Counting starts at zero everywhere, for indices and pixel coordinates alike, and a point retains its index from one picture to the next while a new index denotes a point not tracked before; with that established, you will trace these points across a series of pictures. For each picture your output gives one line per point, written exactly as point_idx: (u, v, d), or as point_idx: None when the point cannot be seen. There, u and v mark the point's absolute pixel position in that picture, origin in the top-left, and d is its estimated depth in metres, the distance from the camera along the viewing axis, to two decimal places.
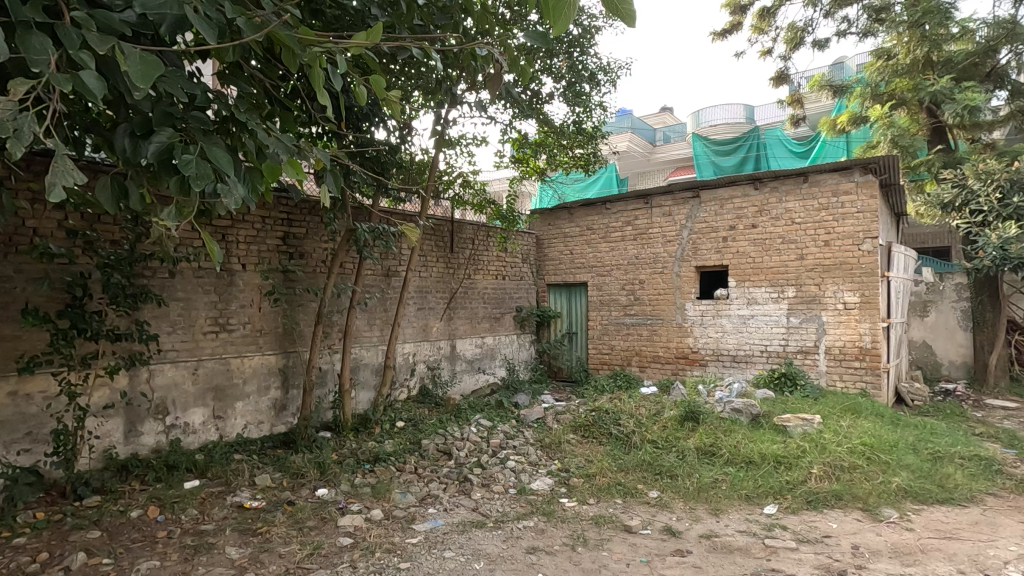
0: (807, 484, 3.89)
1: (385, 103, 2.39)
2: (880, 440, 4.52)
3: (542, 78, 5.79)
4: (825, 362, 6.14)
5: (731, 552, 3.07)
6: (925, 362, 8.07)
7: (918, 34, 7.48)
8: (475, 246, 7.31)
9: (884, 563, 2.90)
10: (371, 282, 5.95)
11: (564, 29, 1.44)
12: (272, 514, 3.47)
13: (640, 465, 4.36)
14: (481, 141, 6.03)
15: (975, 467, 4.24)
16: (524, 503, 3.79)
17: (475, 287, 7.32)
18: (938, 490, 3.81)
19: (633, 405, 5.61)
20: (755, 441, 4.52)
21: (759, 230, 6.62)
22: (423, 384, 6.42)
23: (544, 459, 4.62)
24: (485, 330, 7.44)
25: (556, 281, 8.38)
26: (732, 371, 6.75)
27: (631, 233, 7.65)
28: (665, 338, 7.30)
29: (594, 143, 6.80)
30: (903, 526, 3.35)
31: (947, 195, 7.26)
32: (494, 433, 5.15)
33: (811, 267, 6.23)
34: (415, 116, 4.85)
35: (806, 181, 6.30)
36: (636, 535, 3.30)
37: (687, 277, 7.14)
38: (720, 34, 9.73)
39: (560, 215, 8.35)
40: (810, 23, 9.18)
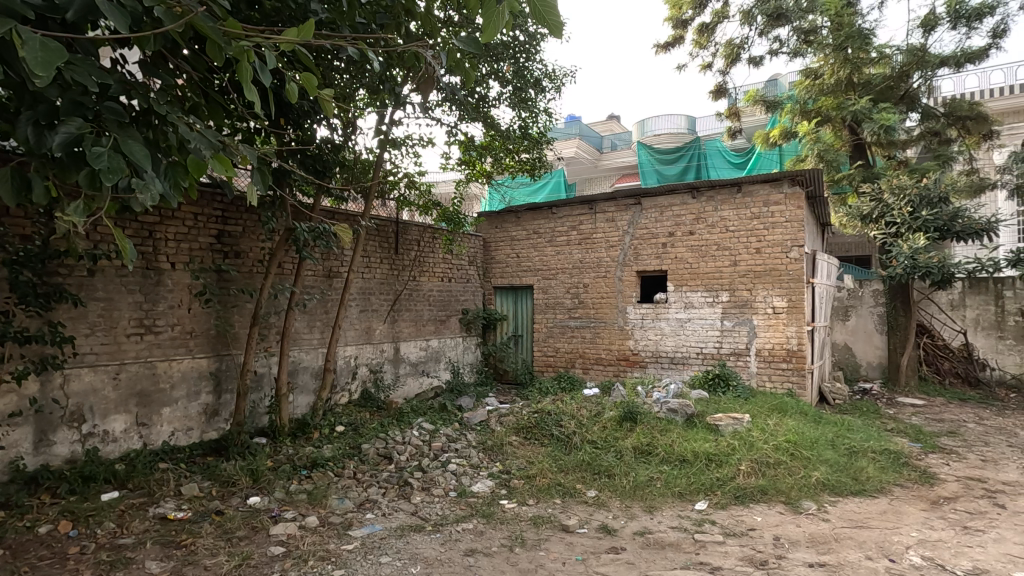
0: (735, 480, 4.09)
1: (319, 103, 2.34)
2: (803, 437, 4.78)
3: (489, 81, 5.80)
4: (755, 363, 6.46)
5: (663, 547, 3.18)
6: (847, 363, 8.63)
7: (841, 57, 8.10)
8: (420, 247, 7.25)
9: (802, 552, 3.08)
10: (311, 283, 5.79)
11: (493, 37, 1.73)
12: (199, 525, 3.32)
13: (580, 464, 4.45)
14: (427, 142, 6.01)
15: (885, 460, 4.57)
16: (463, 505, 3.80)
17: (420, 289, 7.25)
18: (852, 483, 4.08)
19: (575, 406, 5.71)
20: (689, 440, 4.69)
21: (696, 237, 6.89)
22: (365, 388, 6.30)
23: (486, 461, 4.63)
24: (430, 332, 7.38)
25: (502, 283, 8.42)
26: (670, 372, 7.00)
27: (576, 237, 7.79)
28: (608, 340, 7.48)
29: (539, 148, 6.86)
30: (820, 517, 3.58)
31: (866, 208, 7.80)
32: (436, 436, 5.10)
33: (744, 273, 6.55)
34: (359, 115, 4.79)
35: (739, 192, 6.61)
36: (573, 534, 3.36)
37: (628, 281, 7.35)
38: (663, 47, 10.10)
39: (507, 218, 8.39)
40: (745, 41, 9.66)
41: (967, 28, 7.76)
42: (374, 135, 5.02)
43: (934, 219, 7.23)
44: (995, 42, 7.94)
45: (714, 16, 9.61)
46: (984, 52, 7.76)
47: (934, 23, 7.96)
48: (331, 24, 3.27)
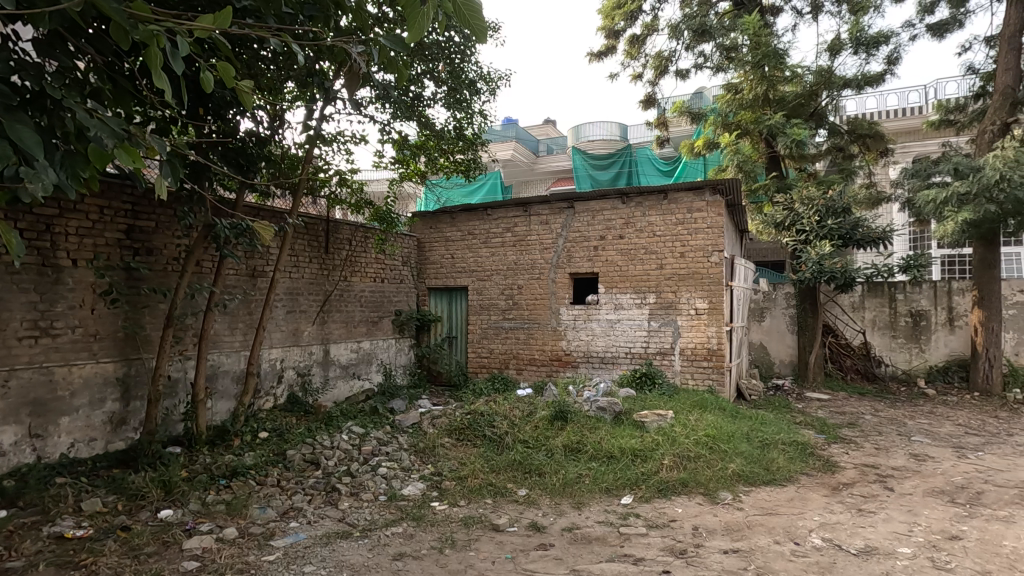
0: (659, 473, 4.26)
1: (236, 95, 2.23)
2: (721, 432, 5.05)
3: (424, 81, 5.76)
4: (679, 362, 6.78)
5: (590, 542, 3.27)
6: (762, 361, 9.22)
7: (759, 74, 8.62)
8: (352, 247, 7.06)
9: (718, 540, 3.26)
10: (233, 283, 5.50)
11: (419, 36, 1.73)
12: (101, 543, 3.08)
13: (511, 464, 4.49)
14: (360, 139, 5.88)
15: (793, 451, 4.92)
16: (393, 509, 3.74)
17: (351, 289, 7.07)
18: (764, 473, 4.37)
19: (508, 406, 5.75)
20: (616, 437, 4.84)
21: (626, 241, 7.13)
22: (292, 392, 6.07)
23: (417, 464, 4.58)
24: (362, 334, 7.20)
25: (436, 283, 8.35)
26: (601, 371, 7.20)
27: (510, 239, 7.85)
28: (541, 341, 7.59)
29: (474, 149, 6.85)
30: (735, 506, 3.80)
31: (780, 216, 8.37)
32: (367, 440, 4.98)
33: (669, 276, 6.86)
34: (287, 108, 4.63)
35: (666, 199, 6.92)
36: (503, 533, 3.40)
37: (561, 283, 7.50)
38: (596, 55, 10.39)
39: (442, 219, 8.33)
40: (673, 54, 10.11)
41: (866, 54, 8.51)
42: (303, 130, 4.86)
43: (838, 227, 7.86)
44: (890, 69, 8.75)
45: (644, 29, 10.01)
46: (880, 77, 8.55)
47: (839, 48, 8.67)
48: (254, 13, 3.12)
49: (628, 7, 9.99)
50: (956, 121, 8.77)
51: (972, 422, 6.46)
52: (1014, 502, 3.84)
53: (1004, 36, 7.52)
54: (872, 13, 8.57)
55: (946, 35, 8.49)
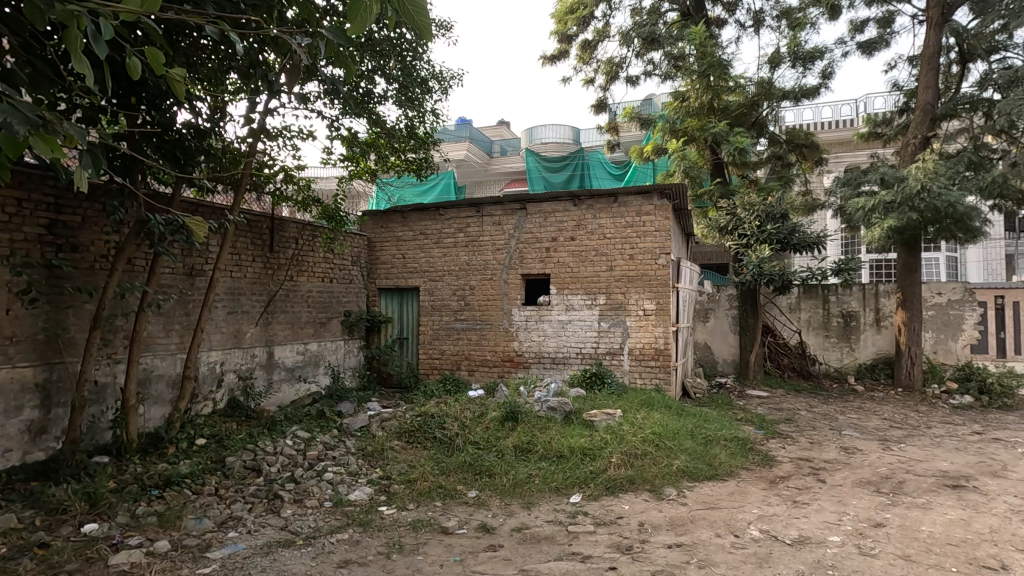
0: (607, 472, 4.33)
1: (169, 83, 2.12)
2: (666, 429, 5.18)
3: (375, 77, 5.65)
4: (627, 362, 6.93)
5: (539, 541, 3.29)
6: (706, 360, 9.54)
7: (705, 83, 8.93)
8: (299, 246, 6.84)
9: (663, 535, 3.35)
10: (168, 282, 5.22)
11: (361, 29, 1.68)
12: (15, 562, 2.85)
13: (461, 466, 4.46)
14: (307, 135, 5.72)
15: (734, 446, 5.11)
16: (339, 515, 3.64)
17: (297, 289, 6.84)
18: (707, 468, 4.52)
19: (458, 407, 5.70)
20: (566, 436, 4.89)
21: (577, 243, 7.23)
22: (232, 396, 5.81)
23: (365, 468, 4.48)
24: (309, 336, 6.99)
25: (387, 283, 8.21)
26: (552, 372, 7.27)
27: (462, 240, 7.81)
28: (493, 342, 7.58)
29: (426, 148, 6.77)
30: (679, 502, 3.92)
31: (723, 221, 8.69)
32: (313, 444, 4.82)
33: (619, 277, 7.00)
34: (229, 100, 4.44)
35: (616, 202, 7.06)
36: (452, 535, 3.37)
37: (513, 284, 7.52)
38: (549, 59, 10.51)
39: (393, 218, 8.19)
40: (623, 61, 10.35)
41: (803, 68, 8.96)
42: (245, 124, 4.67)
43: (777, 232, 8.22)
44: (825, 83, 9.25)
45: (596, 35, 10.19)
46: (816, 90, 9.03)
47: (779, 61, 9.09)
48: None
49: (581, 12, 10.14)
50: (883, 134, 9.36)
51: (896, 416, 6.91)
52: (931, 490, 4.12)
53: (925, 56, 8.08)
54: (809, 28, 9.03)
55: (874, 53, 9.06)
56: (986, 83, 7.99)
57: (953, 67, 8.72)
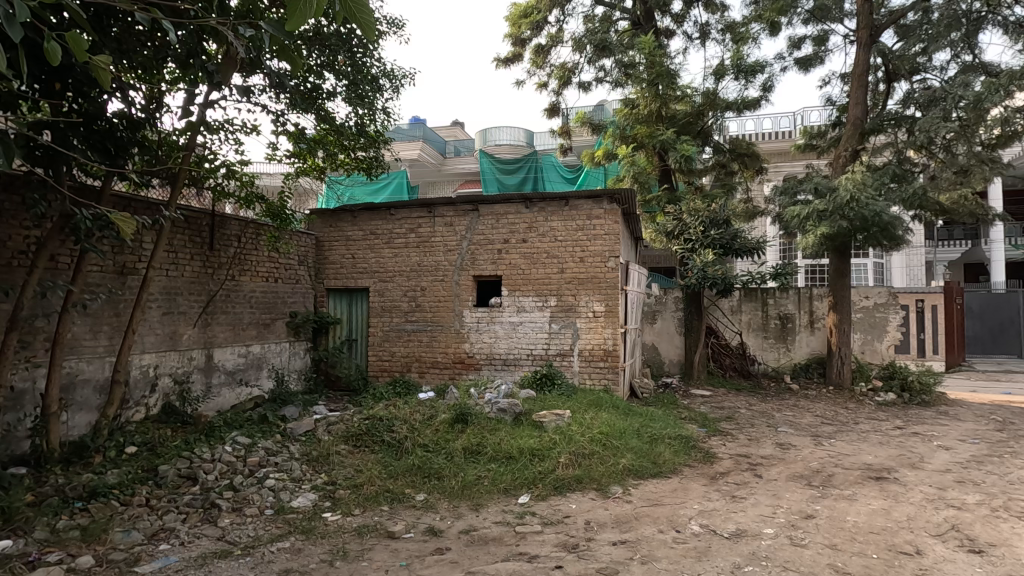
0: (555, 472, 4.38)
1: (92, 71, 2.02)
2: (613, 429, 5.28)
3: (324, 73, 5.53)
4: (578, 363, 7.04)
5: (487, 542, 3.29)
6: (653, 361, 9.79)
7: (653, 92, 9.19)
8: (242, 244, 6.58)
9: (608, 532, 3.42)
10: (96, 281, 4.92)
11: (299, 25, 1.65)
12: None
13: (410, 469, 4.40)
14: (251, 130, 5.52)
15: (678, 444, 5.28)
16: (280, 523, 3.53)
17: (239, 289, 6.58)
18: (652, 466, 4.65)
19: (408, 410, 5.63)
20: (516, 437, 4.91)
21: (528, 245, 7.28)
22: (167, 401, 5.53)
23: (310, 474, 4.36)
24: (251, 337, 6.73)
25: (335, 284, 8.01)
26: (503, 373, 7.29)
27: (414, 240, 7.72)
28: (444, 344, 7.53)
29: (377, 147, 6.67)
30: (624, 499, 4.01)
31: (670, 226, 8.95)
32: (254, 450, 4.63)
33: (570, 280, 7.10)
34: (165, 89, 4.23)
35: (567, 205, 7.16)
36: (398, 540, 3.32)
37: (465, 286, 7.50)
38: (503, 61, 10.55)
39: (342, 217, 8.00)
40: (575, 66, 10.52)
41: (746, 80, 9.35)
42: (183, 117, 4.46)
43: (720, 237, 8.54)
44: (765, 95, 9.69)
45: (549, 40, 10.32)
46: (757, 102, 9.45)
47: (723, 73, 9.46)
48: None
49: (534, 17, 10.24)
50: (817, 145, 9.89)
51: (827, 413, 7.32)
52: (857, 482, 4.39)
53: (855, 74, 8.60)
54: (751, 43, 9.43)
55: (810, 69, 9.57)
56: (908, 101, 8.58)
57: (880, 85, 9.32)
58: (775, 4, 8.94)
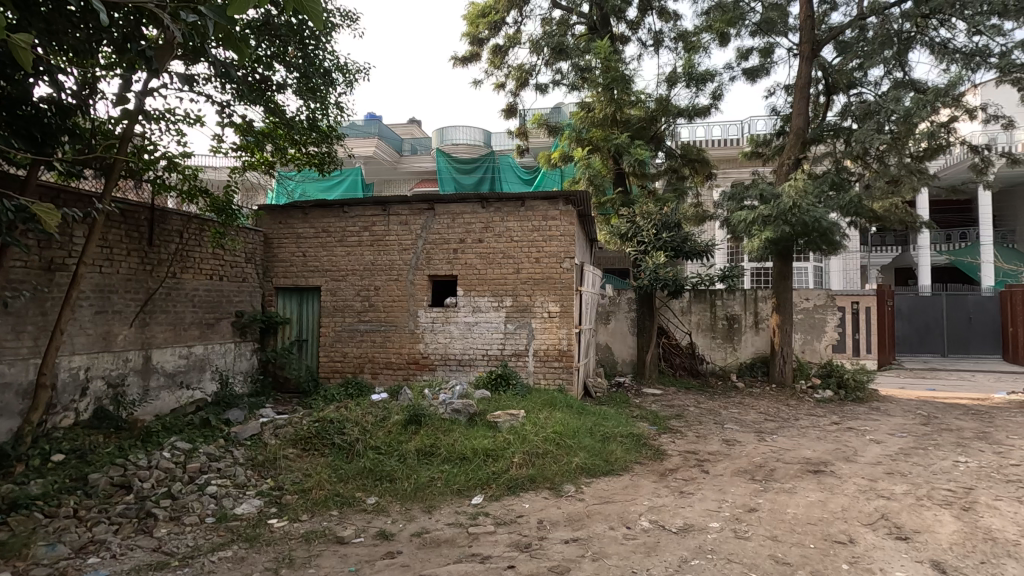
0: (509, 472, 4.38)
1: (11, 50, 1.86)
2: (567, 428, 5.33)
3: (274, 64, 5.35)
4: (532, 363, 7.08)
5: (439, 544, 3.26)
6: (607, 360, 9.96)
7: (608, 96, 9.35)
8: (184, 240, 6.28)
9: (560, 531, 3.45)
10: (19, 277, 4.59)
11: (241, 12, 1.59)
12: None
13: (361, 472, 4.31)
14: (195, 120, 5.27)
15: (629, 442, 5.39)
16: (222, 531, 3.38)
17: (180, 287, 6.28)
18: (604, 464, 4.73)
19: (360, 412, 5.51)
20: (470, 438, 4.88)
21: (484, 245, 7.27)
22: (99, 406, 5.20)
23: (255, 479, 4.20)
24: (193, 338, 6.43)
25: (285, 283, 7.76)
26: (458, 374, 7.25)
27: (367, 239, 7.57)
28: (398, 344, 7.42)
29: (329, 142, 6.50)
30: (577, 497, 4.06)
31: (624, 228, 9.13)
32: (195, 456, 4.42)
33: (525, 280, 7.13)
34: (100, 75, 3.99)
35: (523, 206, 7.18)
36: (348, 545, 3.24)
37: (420, 285, 7.41)
38: (461, 60, 10.50)
39: (293, 214, 7.75)
40: (533, 68, 10.58)
41: (696, 88, 9.64)
42: (119, 104, 4.21)
43: (671, 240, 8.78)
44: (715, 103, 10.02)
45: (507, 40, 10.34)
46: (707, 110, 9.76)
47: (675, 80, 9.72)
48: None
49: (492, 17, 10.23)
50: (763, 153, 10.30)
51: (770, 410, 7.63)
52: (797, 476, 4.60)
53: (798, 86, 9.01)
54: (702, 52, 9.73)
55: (757, 80, 9.95)
56: (846, 114, 9.06)
57: (821, 98, 9.80)
58: (724, 16, 9.25)
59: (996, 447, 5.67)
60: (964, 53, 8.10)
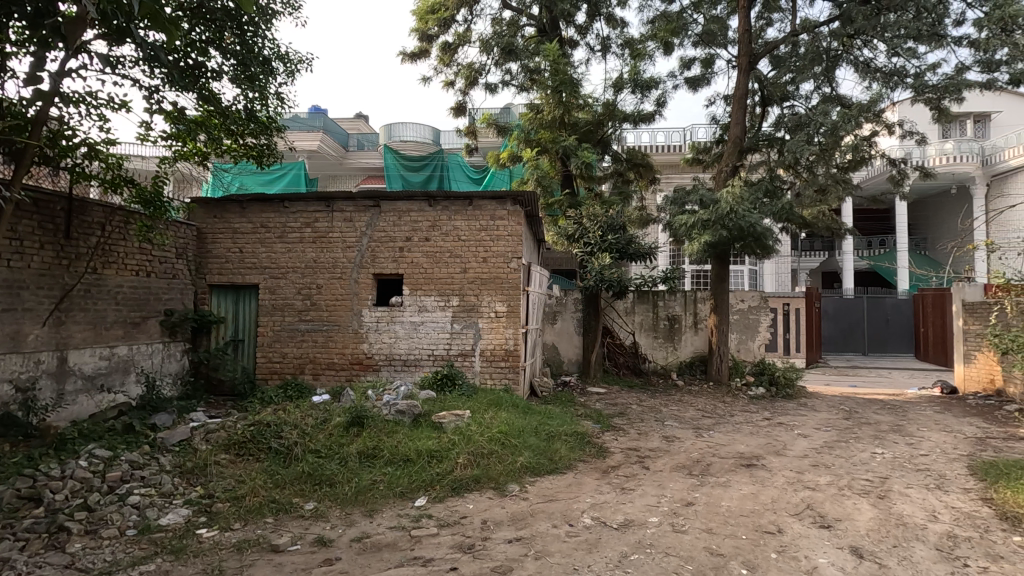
0: (453, 472, 4.34)
1: None
2: (512, 428, 5.34)
3: (208, 49, 5.08)
4: (478, 363, 7.06)
5: (380, 549, 3.18)
6: (553, 360, 10.05)
7: (557, 99, 9.46)
8: (106, 233, 5.87)
9: (504, 531, 3.44)
10: None
11: None
12: None
13: (298, 477, 4.15)
14: (119, 105, 4.93)
15: (573, 440, 5.46)
16: (145, 544, 3.18)
17: (102, 283, 5.86)
18: (548, 463, 4.77)
19: (299, 414, 5.31)
20: (414, 439, 4.81)
21: (431, 243, 7.19)
22: (6, 413, 4.77)
23: (183, 487, 3.97)
24: (116, 338, 6.01)
25: (219, 280, 7.39)
26: (402, 374, 7.13)
27: (309, 235, 7.32)
28: (341, 344, 7.21)
29: (268, 134, 6.24)
30: (520, 497, 4.07)
31: (571, 229, 9.25)
32: (115, 464, 4.13)
33: (472, 280, 7.11)
34: (9, 51, 3.66)
35: (471, 205, 7.15)
36: (283, 554, 3.12)
37: (364, 284, 7.24)
38: (409, 56, 10.35)
39: (229, 208, 7.38)
40: (482, 67, 10.56)
41: (642, 94, 9.89)
42: (31, 84, 3.87)
43: (616, 242, 8.97)
44: (659, 110, 10.31)
45: (456, 38, 10.27)
46: (651, 116, 10.03)
47: (622, 86, 9.94)
48: None
49: (441, 14, 10.13)
50: (703, 160, 10.70)
51: (707, 407, 7.93)
52: (731, 470, 4.79)
53: (735, 96, 9.41)
54: (647, 60, 9.99)
55: (699, 89, 10.32)
56: (779, 125, 9.55)
57: (757, 108, 10.27)
58: (668, 26, 9.54)
59: (908, 438, 6.12)
60: (884, 72, 8.71)
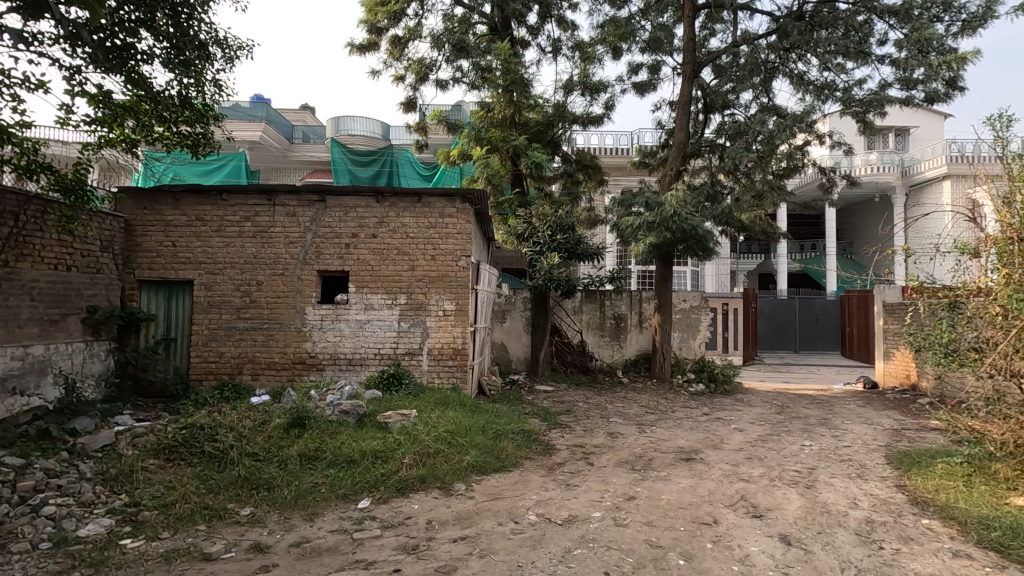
0: (398, 473, 4.28)
1: None
2: (459, 426, 5.31)
3: (138, 30, 4.78)
4: (426, 362, 6.99)
5: (320, 554, 3.09)
6: (502, 359, 10.07)
7: (507, 98, 9.47)
8: (21, 223, 5.42)
9: (449, 530, 3.42)
10: None
11: None
12: None
13: (234, 482, 3.97)
14: (37, 85, 4.57)
15: (520, 438, 5.49)
16: (61, 558, 2.96)
17: (16, 277, 5.41)
18: (494, 461, 4.78)
19: (235, 416, 5.08)
20: (358, 440, 4.70)
21: (378, 240, 7.05)
22: None
23: (106, 496, 3.73)
24: (31, 337, 5.56)
25: (150, 276, 6.97)
26: (347, 374, 6.96)
27: (249, 229, 7.02)
28: (282, 343, 6.96)
29: (205, 122, 5.92)
30: (466, 496, 4.06)
31: (520, 228, 9.29)
32: (28, 474, 3.82)
33: (420, 278, 7.03)
34: None
35: (419, 202, 7.06)
36: (216, 562, 2.98)
37: (308, 281, 7.02)
38: (357, 48, 10.11)
39: (161, 199, 6.98)
40: (433, 63, 10.44)
41: (591, 97, 10.06)
42: None
43: (564, 242, 9.09)
44: (607, 113, 10.52)
45: (407, 32, 10.10)
46: (600, 118, 10.22)
47: (572, 88, 10.07)
48: None
49: (392, 7, 9.94)
50: (649, 163, 11.00)
51: (651, 403, 8.16)
52: (671, 464, 4.95)
53: (680, 102, 9.72)
54: (596, 63, 10.16)
55: (645, 94, 10.59)
56: (720, 132, 9.93)
57: (700, 115, 10.65)
58: (617, 31, 9.74)
59: (833, 431, 6.51)
60: (816, 85, 9.22)
